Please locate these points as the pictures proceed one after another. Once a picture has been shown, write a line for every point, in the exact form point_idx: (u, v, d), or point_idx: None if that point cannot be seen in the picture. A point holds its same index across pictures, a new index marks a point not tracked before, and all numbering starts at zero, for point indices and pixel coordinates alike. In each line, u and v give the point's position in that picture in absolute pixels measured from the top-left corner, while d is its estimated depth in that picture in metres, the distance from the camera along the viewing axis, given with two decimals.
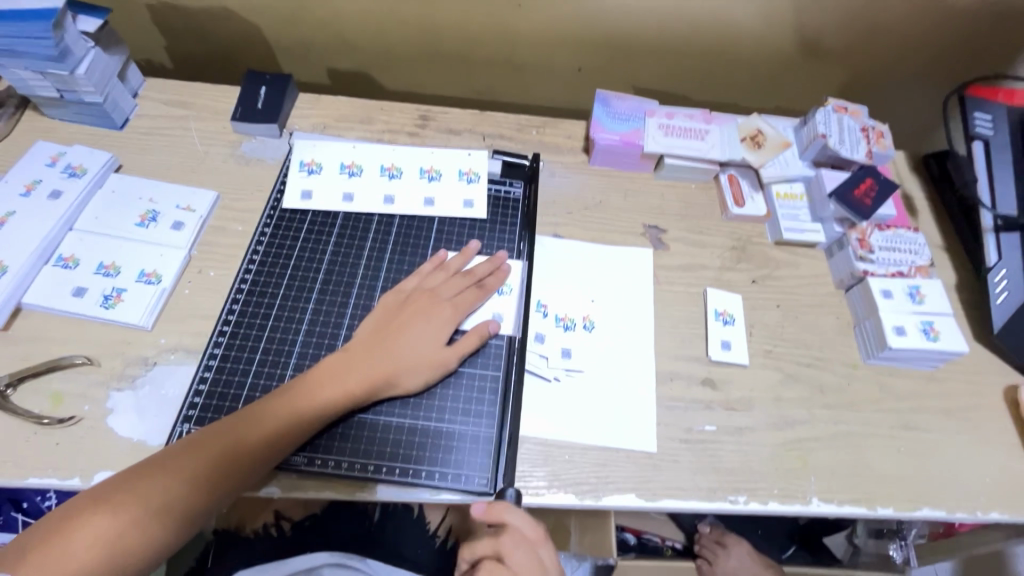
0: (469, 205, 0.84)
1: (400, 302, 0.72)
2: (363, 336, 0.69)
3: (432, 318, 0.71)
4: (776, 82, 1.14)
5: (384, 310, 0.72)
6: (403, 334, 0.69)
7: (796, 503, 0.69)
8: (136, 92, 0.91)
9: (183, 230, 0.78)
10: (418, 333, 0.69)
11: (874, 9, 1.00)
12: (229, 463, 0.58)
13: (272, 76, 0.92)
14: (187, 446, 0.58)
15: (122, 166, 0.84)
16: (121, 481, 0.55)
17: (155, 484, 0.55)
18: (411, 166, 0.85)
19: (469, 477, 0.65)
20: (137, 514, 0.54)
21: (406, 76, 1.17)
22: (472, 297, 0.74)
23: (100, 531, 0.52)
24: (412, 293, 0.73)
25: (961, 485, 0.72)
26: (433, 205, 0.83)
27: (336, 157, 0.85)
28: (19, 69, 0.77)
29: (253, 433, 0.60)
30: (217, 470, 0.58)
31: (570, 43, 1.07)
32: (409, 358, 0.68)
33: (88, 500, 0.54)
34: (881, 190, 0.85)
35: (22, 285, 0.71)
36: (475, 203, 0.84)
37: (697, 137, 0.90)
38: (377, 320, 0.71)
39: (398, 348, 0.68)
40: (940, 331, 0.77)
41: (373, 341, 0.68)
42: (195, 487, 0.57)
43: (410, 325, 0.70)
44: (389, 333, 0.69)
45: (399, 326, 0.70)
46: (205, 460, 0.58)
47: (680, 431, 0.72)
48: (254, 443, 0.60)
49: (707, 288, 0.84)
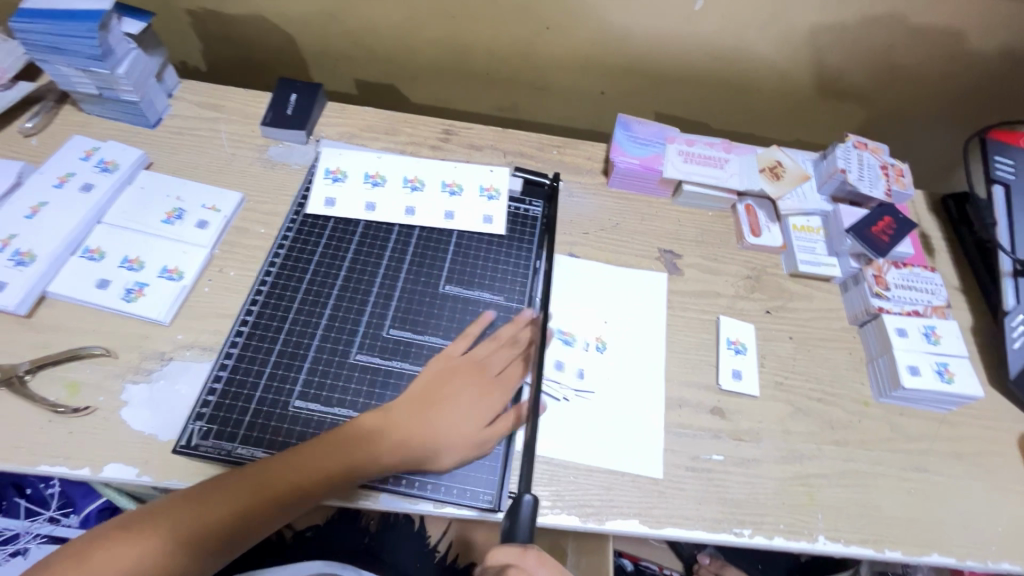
0: (488, 221, 0.85)
1: (450, 367, 0.71)
2: (413, 394, 0.68)
3: (481, 395, 0.70)
4: (796, 116, 1.15)
5: (437, 370, 0.70)
6: (450, 404, 0.68)
7: (802, 540, 0.68)
8: (171, 92, 0.94)
9: (207, 229, 0.79)
10: (465, 408, 0.68)
11: (898, 51, 1.00)
12: (256, 507, 0.58)
13: (303, 84, 0.95)
14: (215, 484, 0.58)
15: (152, 164, 0.86)
16: (154, 509, 0.56)
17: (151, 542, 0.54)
18: (433, 179, 0.87)
19: (474, 492, 0.65)
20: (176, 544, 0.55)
21: (431, 90, 1.19)
22: (518, 370, 0.73)
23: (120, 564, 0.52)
24: (465, 361, 0.71)
25: (972, 532, 0.71)
26: (452, 219, 0.84)
27: (361, 167, 0.87)
28: (63, 66, 0.80)
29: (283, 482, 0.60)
30: (241, 515, 0.58)
31: (594, 67, 1.09)
32: (457, 435, 0.66)
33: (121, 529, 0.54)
34: (899, 228, 0.85)
35: (48, 275, 0.72)
36: (494, 219, 0.85)
37: (716, 165, 0.91)
38: (429, 378, 0.70)
39: (439, 421, 0.67)
40: (954, 373, 0.77)
41: (423, 401, 0.68)
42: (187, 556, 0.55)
43: (457, 397, 0.69)
44: (439, 397, 0.68)
45: (454, 389, 0.69)
46: (230, 505, 0.57)
47: (687, 459, 0.72)
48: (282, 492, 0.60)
49: (720, 316, 0.84)
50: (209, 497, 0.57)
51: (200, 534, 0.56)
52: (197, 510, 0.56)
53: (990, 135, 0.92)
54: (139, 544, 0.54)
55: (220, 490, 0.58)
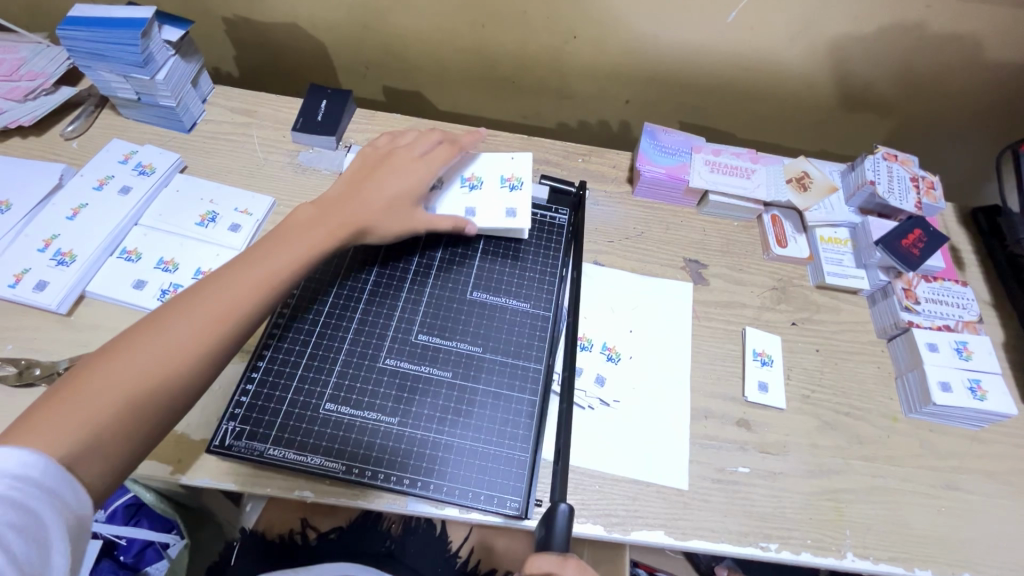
0: (511, 213, 0.81)
1: (378, 161, 0.77)
2: (348, 183, 0.74)
3: (417, 169, 0.77)
4: (823, 126, 1.14)
5: (366, 165, 0.76)
6: (391, 178, 0.75)
7: (829, 556, 0.67)
8: (206, 97, 0.96)
9: (240, 232, 0.81)
10: (408, 180, 0.76)
11: (930, 63, 0.99)
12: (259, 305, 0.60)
13: (334, 91, 0.96)
14: (166, 314, 0.55)
15: (187, 167, 0.88)
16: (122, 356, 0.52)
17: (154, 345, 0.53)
18: (451, 177, 0.84)
19: (501, 499, 0.65)
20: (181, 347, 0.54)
21: (457, 97, 1.20)
22: (445, 152, 0.80)
23: (85, 426, 0.48)
24: (402, 170, 0.77)
25: (1006, 553, 0.70)
26: (475, 215, 0.81)
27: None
28: (105, 71, 0.82)
29: (269, 268, 0.62)
30: (219, 361, 0.57)
31: (620, 76, 1.09)
32: (378, 199, 0.73)
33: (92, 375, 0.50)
34: (930, 241, 0.84)
35: (87, 275, 0.74)
36: (518, 211, 0.81)
37: (743, 175, 0.90)
38: (359, 180, 0.74)
39: (401, 183, 0.75)
40: (987, 390, 0.75)
41: (374, 191, 0.73)
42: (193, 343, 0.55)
43: (400, 175, 0.76)
44: (375, 183, 0.74)
45: (379, 174, 0.75)
46: (213, 363, 0.56)
47: (713, 470, 0.71)
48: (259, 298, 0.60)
49: (746, 327, 0.83)
50: (170, 326, 0.54)
51: (176, 400, 0.53)
52: (177, 327, 0.54)
53: None
54: (110, 378, 0.50)
55: (188, 312, 0.56)
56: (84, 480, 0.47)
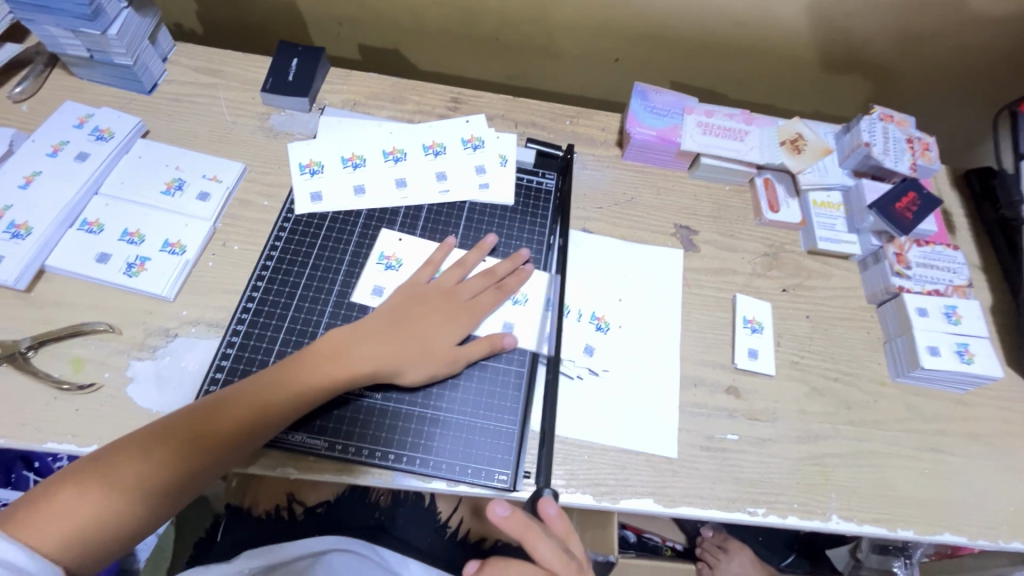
0: (485, 187, 0.82)
1: (419, 295, 0.71)
2: (379, 320, 0.68)
3: (450, 317, 0.70)
4: (819, 86, 1.10)
5: (403, 296, 0.71)
6: (418, 328, 0.68)
7: (815, 519, 0.68)
8: (166, 56, 0.89)
9: (209, 202, 0.76)
10: (435, 330, 0.68)
11: (932, 16, 0.95)
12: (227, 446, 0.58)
13: (305, 48, 0.90)
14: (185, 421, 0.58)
15: (149, 132, 0.83)
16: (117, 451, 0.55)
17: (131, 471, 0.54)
18: (413, 145, 0.83)
19: (489, 472, 0.65)
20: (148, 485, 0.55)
21: (438, 55, 1.14)
22: (489, 296, 0.72)
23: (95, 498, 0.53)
24: (429, 287, 0.71)
25: (984, 512, 0.71)
26: (446, 179, 0.81)
27: (380, 242, 0.77)
28: (51, 26, 0.76)
29: (252, 411, 0.60)
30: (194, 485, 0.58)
31: (610, 31, 1.03)
32: (430, 348, 0.67)
33: (80, 469, 0.54)
34: (924, 205, 0.82)
35: (46, 248, 0.70)
36: (492, 185, 0.82)
37: (736, 138, 0.87)
38: (391, 310, 0.69)
39: (416, 340, 0.67)
40: (974, 354, 0.75)
41: (388, 330, 0.67)
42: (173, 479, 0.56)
43: (429, 317, 0.69)
44: (406, 323, 0.68)
45: (427, 316, 0.69)
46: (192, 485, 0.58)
47: (701, 438, 0.71)
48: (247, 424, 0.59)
49: (737, 294, 0.82)
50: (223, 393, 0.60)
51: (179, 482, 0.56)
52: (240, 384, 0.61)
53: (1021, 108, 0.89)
54: (137, 453, 0.55)
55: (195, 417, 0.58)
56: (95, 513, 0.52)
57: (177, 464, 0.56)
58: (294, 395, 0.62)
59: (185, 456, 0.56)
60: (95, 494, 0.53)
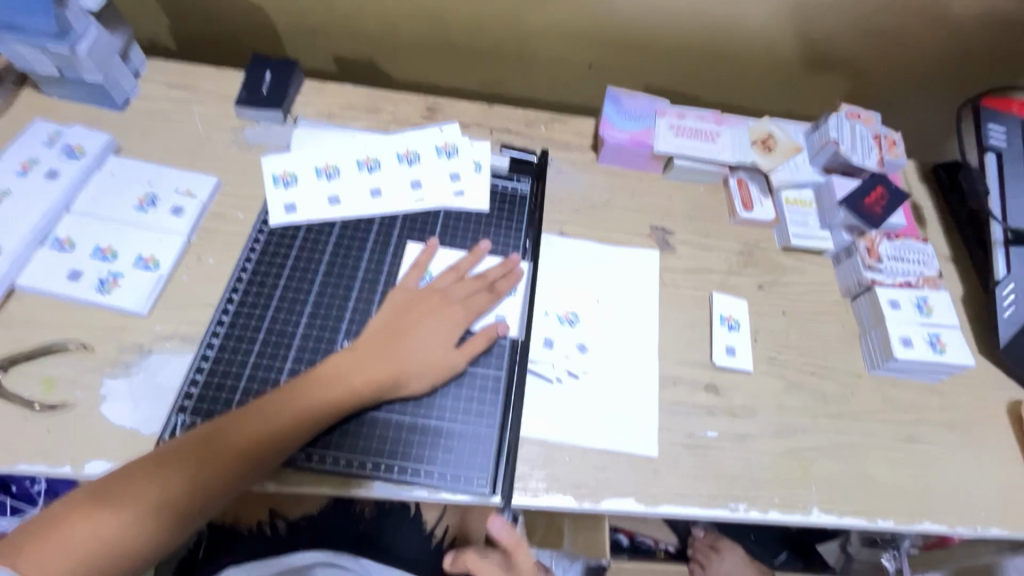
0: (460, 194, 0.82)
1: (409, 302, 0.71)
2: (373, 333, 0.68)
3: (443, 319, 0.70)
4: (788, 87, 1.12)
5: (396, 305, 0.71)
6: (413, 333, 0.68)
7: (796, 513, 0.69)
8: (138, 72, 0.89)
9: (182, 216, 0.76)
10: (429, 335, 0.68)
11: (892, 15, 0.98)
12: (238, 464, 0.57)
13: (278, 61, 0.90)
14: (191, 442, 0.57)
15: (122, 148, 0.82)
16: (126, 474, 0.54)
17: (139, 493, 0.53)
18: (388, 154, 0.83)
19: (468, 478, 0.64)
20: (158, 506, 0.54)
21: (414, 66, 1.15)
22: (483, 299, 0.73)
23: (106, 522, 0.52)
24: (422, 292, 0.72)
25: (962, 499, 0.72)
26: (421, 187, 0.82)
27: (366, 250, 0.77)
28: (18, 45, 0.75)
29: (260, 428, 0.59)
30: (212, 504, 0.57)
31: (582, 38, 1.05)
32: (426, 349, 0.68)
33: (89, 494, 0.53)
34: (891, 199, 0.84)
35: (16, 267, 0.69)
36: (468, 192, 0.83)
37: (707, 139, 0.89)
38: (381, 321, 0.69)
39: (409, 347, 0.67)
40: (946, 344, 0.77)
41: (379, 342, 0.67)
42: (186, 497, 0.55)
43: (421, 322, 0.69)
44: (398, 332, 0.68)
45: (420, 319, 0.69)
46: (211, 505, 0.57)
47: (682, 436, 0.71)
48: (259, 440, 0.59)
49: (713, 292, 0.83)
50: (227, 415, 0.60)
51: (198, 502, 0.56)
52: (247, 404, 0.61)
53: (983, 102, 0.90)
54: (147, 477, 0.54)
55: (203, 436, 0.57)
56: (97, 538, 0.51)
57: (195, 485, 0.56)
58: (296, 405, 0.61)
59: (199, 478, 0.56)
60: (110, 517, 0.52)
